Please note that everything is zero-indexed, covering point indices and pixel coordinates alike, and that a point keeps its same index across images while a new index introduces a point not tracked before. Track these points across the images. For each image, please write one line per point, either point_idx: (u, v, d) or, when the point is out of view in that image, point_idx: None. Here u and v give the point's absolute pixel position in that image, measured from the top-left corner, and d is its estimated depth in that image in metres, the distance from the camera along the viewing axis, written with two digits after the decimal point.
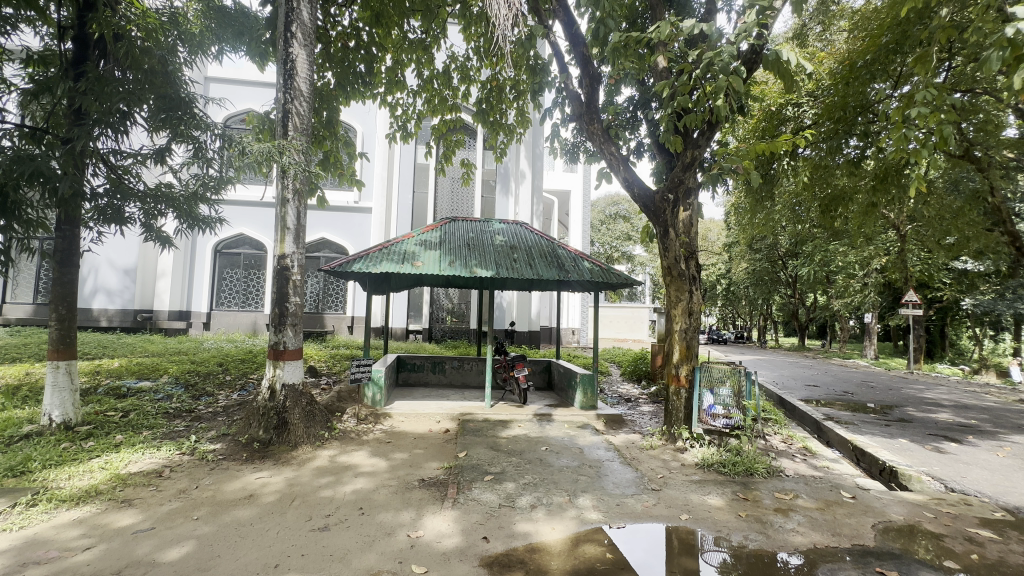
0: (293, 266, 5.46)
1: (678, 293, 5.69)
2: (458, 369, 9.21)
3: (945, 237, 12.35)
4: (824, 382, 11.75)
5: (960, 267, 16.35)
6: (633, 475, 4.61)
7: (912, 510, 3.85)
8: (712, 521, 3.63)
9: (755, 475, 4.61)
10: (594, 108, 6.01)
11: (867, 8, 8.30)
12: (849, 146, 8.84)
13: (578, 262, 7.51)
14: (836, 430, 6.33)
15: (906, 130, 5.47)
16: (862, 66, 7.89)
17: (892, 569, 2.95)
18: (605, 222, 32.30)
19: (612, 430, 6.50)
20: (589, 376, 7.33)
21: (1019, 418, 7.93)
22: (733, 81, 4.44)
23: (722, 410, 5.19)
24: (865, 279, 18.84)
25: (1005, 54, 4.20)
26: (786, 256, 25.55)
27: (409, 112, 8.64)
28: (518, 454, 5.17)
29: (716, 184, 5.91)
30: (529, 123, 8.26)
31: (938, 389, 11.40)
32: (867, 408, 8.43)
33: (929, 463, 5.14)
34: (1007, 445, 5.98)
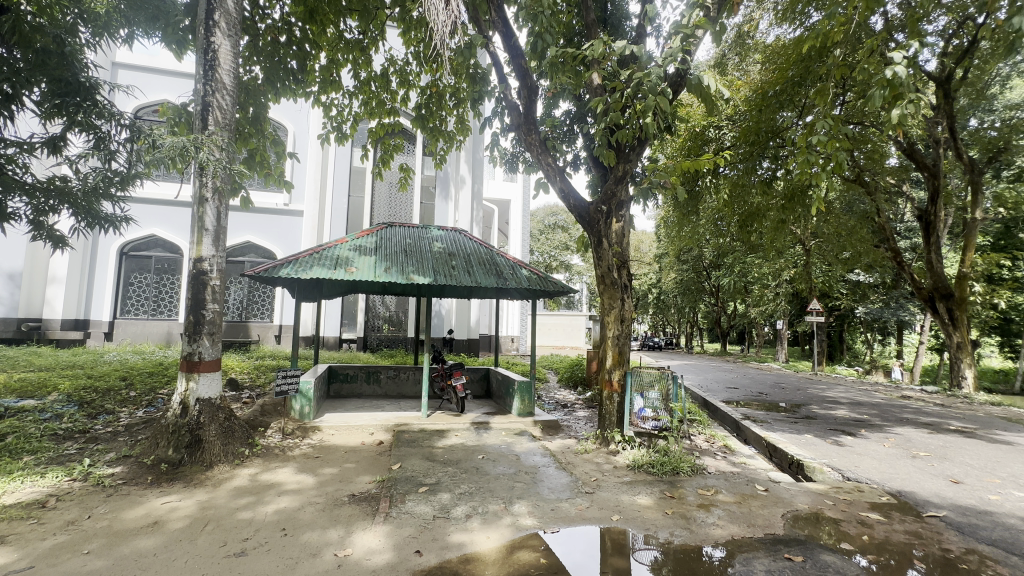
0: (212, 270, 5.06)
1: (610, 301, 5.88)
2: (394, 379, 8.97)
3: (842, 252, 13.86)
4: (742, 385, 12.67)
5: (854, 278, 18.38)
6: (568, 479, 4.69)
7: (815, 499, 4.23)
8: (642, 520, 3.77)
9: (680, 473, 4.86)
10: (532, 120, 6.15)
11: (777, 43, 9.19)
12: (762, 168, 9.67)
13: (517, 270, 7.58)
14: (752, 428, 6.84)
15: (808, 156, 6.15)
16: (773, 95, 8.77)
17: (799, 554, 3.21)
18: (544, 232, 33.06)
19: (548, 436, 6.60)
20: (526, 383, 7.39)
21: (901, 411, 9.00)
22: (660, 100, 4.71)
23: (652, 412, 5.58)
24: (777, 289, 20.63)
25: (885, 92, 4.85)
26: (709, 267, 27.39)
27: (344, 113, 8.34)
28: (454, 464, 5.09)
29: (646, 199, 6.21)
30: (470, 130, 8.25)
31: (838, 388, 12.70)
32: (778, 407, 9.20)
33: (830, 455, 5.69)
34: (892, 436, 6.76)
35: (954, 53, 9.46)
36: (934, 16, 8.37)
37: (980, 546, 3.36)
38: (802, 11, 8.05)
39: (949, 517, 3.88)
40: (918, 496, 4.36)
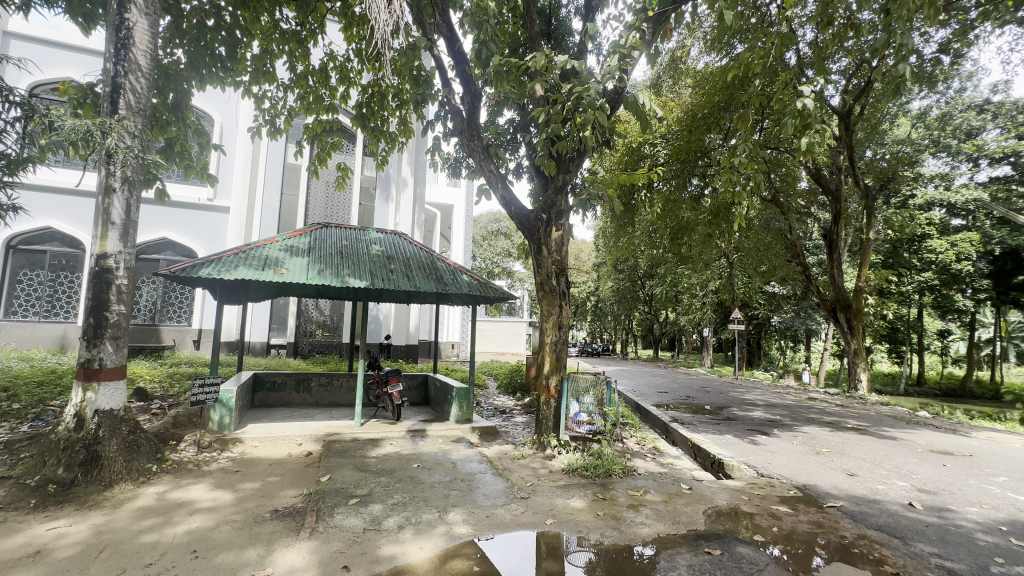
0: (119, 268, 4.59)
1: (549, 308, 5.98)
2: (326, 387, 8.55)
3: (760, 265, 15.06)
4: (672, 389, 13.34)
5: (770, 290, 20.01)
6: (503, 485, 4.70)
7: (733, 495, 4.53)
8: (574, 523, 3.85)
9: (612, 475, 5.01)
10: (475, 126, 6.17)
11: (706, 70, 9.90)
12: (692, 185, 10.30)
13: (457, 275, 7.53)
14: (679, 430, 7.22)
15: (731, 175, 6.67)
16: (701, 117, 9.44)
17: (718, 548, 3.42)
18: (486, 238, 33.16)
19: (485, 442, 6.58)
20: (465, 390, 7.33)
21: (807, 412, 9.90)
22: (598, 115, 4.91)
23: (586, 417, 5.80)
24: (703, 298, 22.02)
25: (796, 121, 5.38)
26: (644, 277, 28.75)
27: (278, 106, 7.90)
28: (388, 473, 4.93)
29: (584, 209, 6.42)
30: (412, 133, 8.12)
31: (755, 391, 13.72)
32: (703, 410, 9.78)
33: (746, 453, 6.14)
34: (799, 435, 7.41)
35: (853, 91, 10.67)
36: (837, 57, 9.41)
37: (869, 531, 3.75)
38: (728, 43, 8.74)
39: (845, 506, 4.30)
40: (820, 488, 4.79)
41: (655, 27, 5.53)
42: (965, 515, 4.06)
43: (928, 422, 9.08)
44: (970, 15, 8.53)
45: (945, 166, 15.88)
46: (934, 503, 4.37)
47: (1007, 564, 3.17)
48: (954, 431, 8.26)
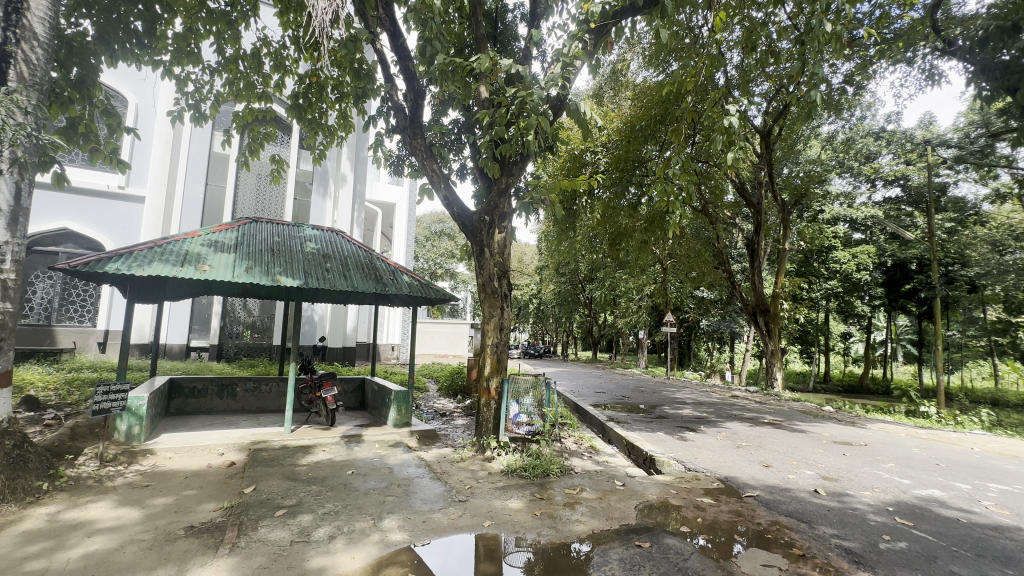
0: (5, 260, 4.04)
1: (490, 309, 5.95)
2: (253, 392, 8.04)
3: (691, 271, 15.98)
4: (609, 389, 13.81)
5: (700, 295, 21.28)
6: (441, 489, 4.63)
7: (662, 489, 4.75)
8: (512, 524, 3.87)
9: (550, 475, 5.10)
10: (418, 125, 6.06)
11: (645, 84, 10.39)
12: (630, 193, 10.72)
13: (398, 276, 7.35)
14: (615, 429, 7.49)
15: (666, 186, 7.03)
16: (639, 129, 9.88)
17: (647, 540, 3.57)
18: (429, 238, 32.71)
19: (424, 446, 6.46)
20: (404, 393, 7.17)
21: (731, 409, 10.62)
22: (541, 120, 4.98)
23: (525, 418, 5.72)
24: (640, 302, 23.02)
25: (724, 138, 5.78)
26: (584, 281, 29.57)
27: (203, 90, 7.34)
28: (319, 482, 4.71)
29: (527, 213, 6.48)
30: (352, 127, 7.83)
31: (686, 390, 14.51)
32: (638, 409, 10.21)
33: (676, 449, 6.47)
34: (723, 430, 7.93)
35: (772, 113, 11.62)
36: (759, 81, 10.24)
37: (781, 517, 4.08)
38: (664, 61, 9.22)
39: (761, 495, 4.65)
40: (739, 480, 5.15)
41: (597, 39, 5.68)
42: (860, 498, 4.52)
43: (831, 416, 10.05)
44: (870, 52, 9.58)
45: (849, 186, 17.73)
46: (836, 489, 4.83)
47: (892, 539, 3.57)
48: (852, 423, 9.20)
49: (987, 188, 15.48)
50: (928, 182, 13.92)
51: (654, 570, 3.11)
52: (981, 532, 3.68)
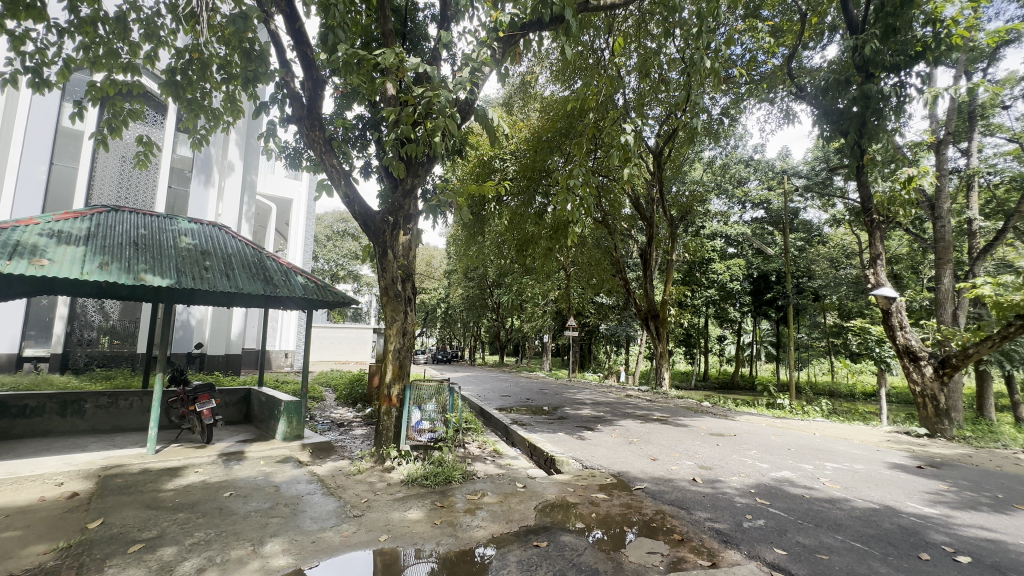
0: None
1: (393, 313, 5.70)
2: (107, 409, 6.89)
3: (592, 278, 16.92)
4: (514, 392, 14.05)
5: (600, 300, 22.70)
6: (335, 505, 4.34)
7: (560, 488, 4.92)
8: (410, 535, 3.73)
9: (452, 482, 5.03)
10: (317, 116, 5.68)
11: (551, 98, 10.83)
12: (537, 201, 11.09)
13: (291, 276, 6.78)
14: (517, 431, 7.62)
15: (568, 197, 7.38)
16: (545, 140, 10.26)
17: (545, 540, 3.66)
18: (331, 238, 30.93)
19: (317, 460, 6.02)
20: (296, 403, 6.63)
21: (625, 407, 11.38)
22: (449, 123, 4.90)
23: (428, 425, 5.85)
24: (545, 307, 23.87)
25: (620, 154, 6.23)
26: (492, 285, 29.91)
27: (47, 52, 6.17)
28: (188, 508, 4.15)
29: (434, 215, 6.35)
30: (241, 112, 7.10)
31: (586, 391, 15.26)
32: (540, 411, 10.51)
33: (575, 448, 6.77)
34: (617, 428, 8.46)
35: (663, 135, 12.75)
36: (652, 106, 11.23)
37: (664, 506, 4.44)
38: (570, 78, 9.68)
39: (648, 487, 5.02)
40: (630, 474, 5.51)
41: (505, 48, 5.74)
42: (729, 483, 5.08)
43: (707, 410, 11.22)
44: (741, 89, 10.97)
45: (725, 206, 20.11)
46: (710, 476, 5.38)
47: (754, 518, 4.05)
48: (724, 416, 10.36)
49: (827, 214, 18.45)
50: (784, 206, 16.25)
51: (550, 568, 3.20)
52: (819, 505, 4.32)
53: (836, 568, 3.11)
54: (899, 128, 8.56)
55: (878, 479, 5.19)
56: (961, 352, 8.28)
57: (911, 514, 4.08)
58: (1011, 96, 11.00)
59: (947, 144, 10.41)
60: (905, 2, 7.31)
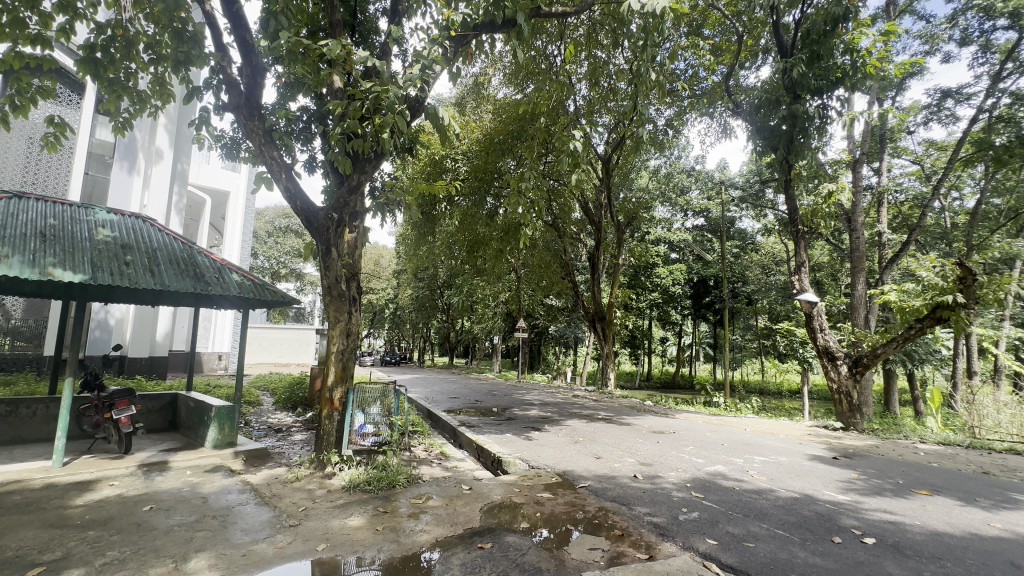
0: None
1: (337, 314, 5.49)
2: (5, 418, 6.18)
3: (542, 280, 17.16)
4: (463, 394, 13.98)
5: (549, 302, 23.05)
6: (269, 515, 4.12)
7: (507, 488, 4.93)
8: (350, 543, 3.61)
9: (396, 486, 4.91)
10: (257, 105, 5.39)
11: (504, 100, 10.89)
12: (489, 202, 11.11)
13: (224, 274, 6.38)
14: (465, 433, 7.58)
15: (519, 199, 7.44)
16: (498, 142, 10.32)
17: (489, 541, 3.66)
18: (273, 234, 29.46)
19: (252, 468, 5.69)
20: (228, 408, 6.25)
21: (572, 407, 11.62)
22: (398, 120, 4.78)
23: (372, 428, 5.62)
24: (495, 308, 23.95)
25: (570, 159, 6.37)
26: (442, 286, 29.64)
27: None
28: (100, 525, 3.79)
29: (381, 213, 6.18)
30: (171, 96, 6.57)
31: (534, 392, 15.43)
32: (489, 412, 10.51)
33: (522, 449, 6.82)
34: (564, 428, 8.62)
35: (612, 144, 13.17)
36: (601, 114, 11.58)
37: (606, 502, 4.56)
38: (523, 82, 9.79)
39: (592, 484, 5.14)
40: (575, 472, 5.62)
41: (457, 47, 5.71)
42: (668, 478, 5.30)
43: (650, 409, 11.67)
44: (684, 103, 11.56)
45: (668, 213, 21.02)
46: (650, 472, 5.59)
47: (689, 511, 4.25)
48: (665, 414, 10.81)
49: (759, 224, 19.71)
50: (722, 215, 17.25)
51: (493, 569, 3.20)
52: (747, 496, 4.61)
53: (760, 554, 3.33)
54: (822, 147, 9.31)
55: (800, 470, 5.61)
56: (871, 352, 9.14)
57: (827, 501, 4.43)
58: (914, 123, 12.28)
59: (862, 164, 11.46)
60: (827, 32, 8.01)
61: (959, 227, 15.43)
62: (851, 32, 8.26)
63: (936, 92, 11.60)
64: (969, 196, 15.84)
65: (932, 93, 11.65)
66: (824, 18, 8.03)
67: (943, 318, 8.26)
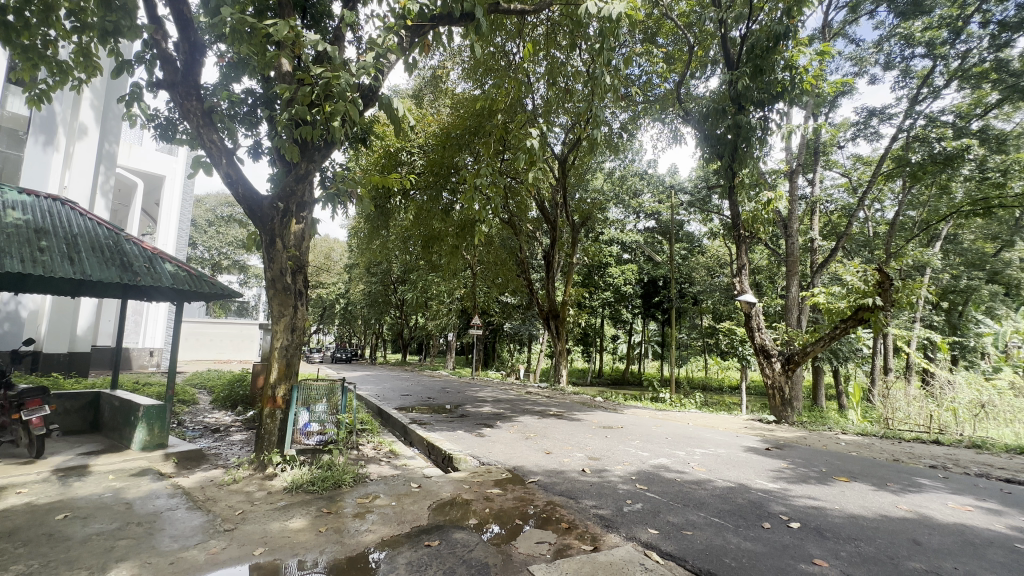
0: None
1: (281, 308, 5.26)
2: None
3: (498, 277, 17.18)
4: (416, 391, 13.79)
5: (504, 300, 23.14)
6: (202, 520, 3.89)
7: (456, 485, 4.91)
8: (290, 546, 3.47)
9: (342, 486, 4.77)
10: (194, 84, 5.05)
11: (462, 94, 10.77)
12: (444, 197, 10.97)
13: (156, 264, 5.93)
14: (416, 430, 7.48)
15: (474, 195, 7.39)
16: (455, 137, 10.23)
17: (436, 538, 3.62)
18: (214, 223, 27.80)
19: (184, 470, 5.35)
20: (158, 407, 5.85)
21: (524, 404, 11.72)
22: (350, 108, 4.59)
23: (317, 427, 5.53)
24: (450, 304, 23.75)
25: (526, 157, 6.39)
26: (396, 282, 29.07)
27: None
28: (3, 538, 3.44)
29: (332, 204, 5.95)
30: (98, 69, 6.02)
31: (488, 389, 15.45)
32: (441, 409, 10.42)
33: (473, 446, 6.82)
34: (516, 424, 8.69)
35: (568, 144, 13.36)
36: (558, 114, 11.71)
37: (554, 496, 4.64)
38: (482, 78, 9.74)
39: (541, 479, 5.22)
40: (525, 468, 5.68)
41: (413, 37, 5.58)
42: (614, 472, 5.46)
43: (600, 405, 11.98)
44: (638, 107, 11.88)
45: (622, 215, 21.61)
46: (598, 466, 5.74)
47: (633, 502, 4.39)
48: (614, 410, 11.13)
49: (706, 228, 20.61)
50: (671, 219, 17.94)
51: (439, 567, 3.17)
52: (688, 487, 4.82)
53: (697, 541, 3.49)
54: (763, 157, 9.83)
55: (736, 461, 5.93)
56: (802, 350, 9.83)
57: (759, 490, 4.71)
58: (844, 139, 13.24)
59: (798, 175, 12.25)
60: (770, 47, 8.50)
61: (880, 236, 16.82)
62: (791, 50, 8.78)
63: (863, 111, 12.56)
64: (889, 208, 17.29)
65: (859, 112, 12.61)
66: (766, 35, 8.53)
67: (864, 318, 8.89)
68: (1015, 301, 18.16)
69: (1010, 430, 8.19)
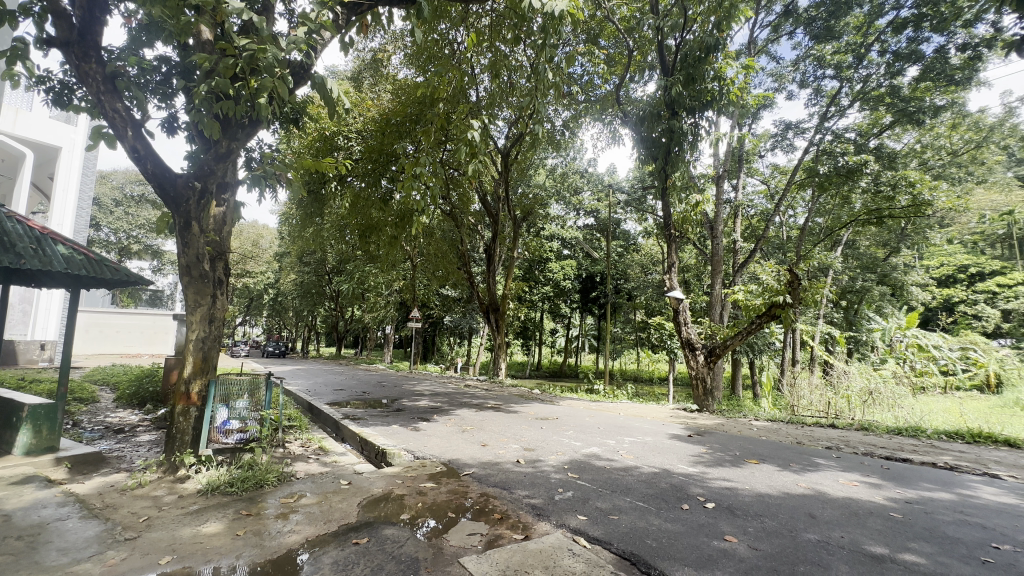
0: None
1: (197, 297, 4.84)
2: None
3: (438, 270, 16.93)
4: (350, 385, 13.33)
5: (445, 292, 22.91)
6: (98, 530, 3.52)
7: (388, 481, 4.80)
8: (202, 552, 3.23)
9: (264, 486, 4.51)
10: (93, 45, 4.51)
11: (404, 80, 10.45)
12: (383, 185, 10.61)
13: (46, 246, 5.23)
14: (348, 426, 7.22)
15: (413, 184, 7.21)
16: (395, 123, 9.92)
17: (365, 536, 3.52)
18: (122, 203, 25.17)
19: (80, 475, 4.81)
20: (46, 407, 5.20)
21: (463, 397, 11.69)
22: (277, 85, 4.25)
23: (237, 425, 5.17)
24: (388, 296, 23.12)
25: (467, 148, 6.30)
26: (331, 273, 27.87)
27: None
28: None
29: (259, 187, 5.55)
30: None
31: (425, 383, 15.24)
32: (377, 404, 10.14)
33: (408, 440, 6.69)
34: (453, 418, 8.64)
35: (512, 138, 13.39)
36: (501, 108, 11.72)
37: (488, 488, 4.67)
38: (424, 66, 9.53)
39: (476, 471, 5.23)
40: (460, 461, 5.67)
41: (349, 15, 5.30)
42: (547, 462, 5.58)
43: (537, 397, 12.20)
44: (580, 107, 12.15)
45: (563, 211, 22.04)
46: (532, 457, 5.84)
47: (564, 491, 4.52)
48: (551, 402, 11.36)
49: (641, 227, 21.56)
50: (609, 217, 18.57)
51: (367, 565, 3.08)
52: (616, 474, 5.03)
53: (622, 525, 3.66)
54: (693, 161, 10.38)
55: (661, 448, 6.28)
56: (722, 343, 10.56)
57: (680, 474, 5.02)
58: (764, 149, 14.34)
59: (723, 180, 13.10)
60: (701, 58, 8.99)
61: (793, 240, 18.42)
62: (720, 62, 9.31)
63: (780, 124, 13.64)
64: (800, 215, 18.95)
65: (778, 125, 13.69)
66: (698, 46, 9.03)
67: (776, 314, 9.70)
68: (899, 300, 20.60)
69: (892, 414, 9.13)
